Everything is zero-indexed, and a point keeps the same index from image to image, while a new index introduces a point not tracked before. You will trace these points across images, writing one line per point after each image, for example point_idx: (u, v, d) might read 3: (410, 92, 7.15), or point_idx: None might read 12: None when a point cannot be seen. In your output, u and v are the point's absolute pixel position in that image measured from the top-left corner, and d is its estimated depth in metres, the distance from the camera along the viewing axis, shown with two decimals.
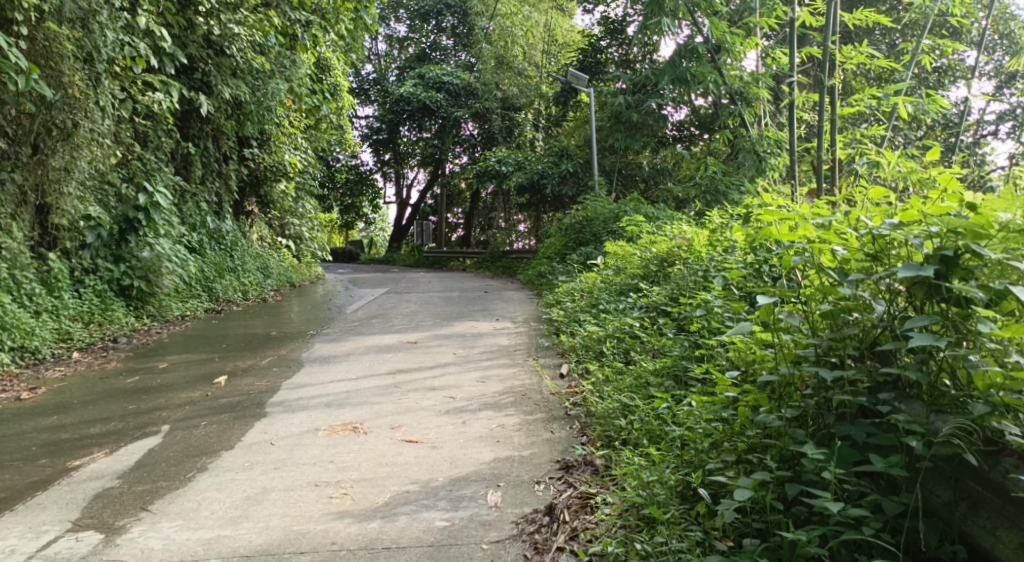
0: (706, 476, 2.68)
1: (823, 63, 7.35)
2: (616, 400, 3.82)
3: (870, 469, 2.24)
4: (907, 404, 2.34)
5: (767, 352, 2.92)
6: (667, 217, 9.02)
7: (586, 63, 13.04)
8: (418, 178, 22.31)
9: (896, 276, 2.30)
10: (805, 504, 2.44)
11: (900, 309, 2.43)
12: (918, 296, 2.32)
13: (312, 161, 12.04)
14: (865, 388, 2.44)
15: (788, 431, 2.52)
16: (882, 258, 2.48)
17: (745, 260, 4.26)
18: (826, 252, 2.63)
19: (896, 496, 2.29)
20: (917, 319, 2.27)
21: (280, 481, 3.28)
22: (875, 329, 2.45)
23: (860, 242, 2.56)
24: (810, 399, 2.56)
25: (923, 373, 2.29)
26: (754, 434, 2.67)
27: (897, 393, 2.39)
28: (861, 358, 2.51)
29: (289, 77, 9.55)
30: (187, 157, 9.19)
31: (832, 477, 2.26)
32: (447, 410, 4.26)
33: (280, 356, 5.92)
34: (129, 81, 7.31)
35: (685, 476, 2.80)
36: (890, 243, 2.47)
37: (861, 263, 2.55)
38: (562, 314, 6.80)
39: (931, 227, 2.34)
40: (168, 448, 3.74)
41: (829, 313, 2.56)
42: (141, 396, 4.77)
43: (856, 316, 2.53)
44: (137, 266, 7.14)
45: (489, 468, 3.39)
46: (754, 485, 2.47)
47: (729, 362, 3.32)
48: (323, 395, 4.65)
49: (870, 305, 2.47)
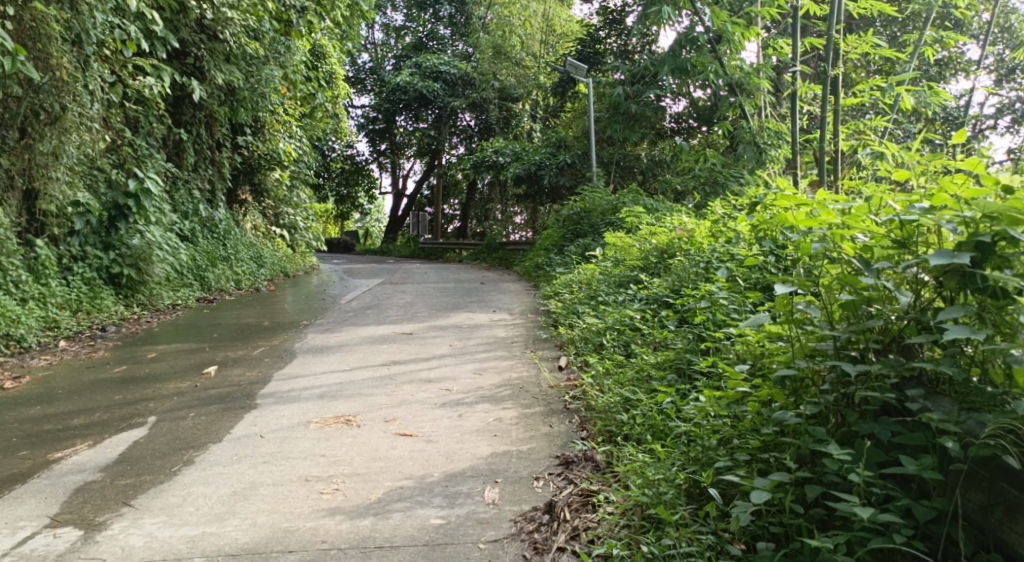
0: (716, 475, 2.57)
1: (827, 53, 7.18)
2: (617, 394, 3.71)
3: (903, 471, 2.14)
4: (935, 400, 2.23)
5: (778, 346, 2.80)
6: (666, 208, 8.90)
7: (585, 53, 12.87)
8: (414, 168, 22.18)
9: (928, 263, 2.20)
10: (826, 506, 2.33)
11: (927, 301, 2.32)
12: (950, 285, 2.22)
13: (307, 150, 11.87)
14: (891, 383, 2.32)
15: (806, 429, 2.41)
16: (909, 245, 2.38)
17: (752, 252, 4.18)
18: (847, 240, 2.52)
19: (927, 500, 2.18)
20: (950, 309, 2.16)
21: (269, 476, 3.16)
22: (901, 321, 2.34)
23: (885, 229, 2.45)
24: (829, 394, 2.45)
25: (958, 368, 2.18)
26: (768, 431, 2.58)
27: (927, 389, 2.27)
28: (883, 351, 2.40)
29: (283, 63, 9.42)
30: (179, 143, 9.03)
31: (860, 480, 2.16)
32: (443, 403, 4.14)
33: (272, 346, 5.80)
34: (119, 65, 7.20)
35: (693, 474, 2.69)
36: (917, 230, 2.37)
37: (885, 250, 2.44)
38: (560, 306, 6.68)
39: (965, 212, 2.23)
40: (153, 440, 3.61)
41: (849, 304, 2.44)
42: (128, 386, 4.65)
43: (877, 308, 2.42)
44: (127, 254, 7.00)
45: (486, 464, 3.28)
46: (771, 486, 2.36)
47: (736, 355, 3.21)
48: (316, 387, 4.53)
49: (894, 296, 2.36)
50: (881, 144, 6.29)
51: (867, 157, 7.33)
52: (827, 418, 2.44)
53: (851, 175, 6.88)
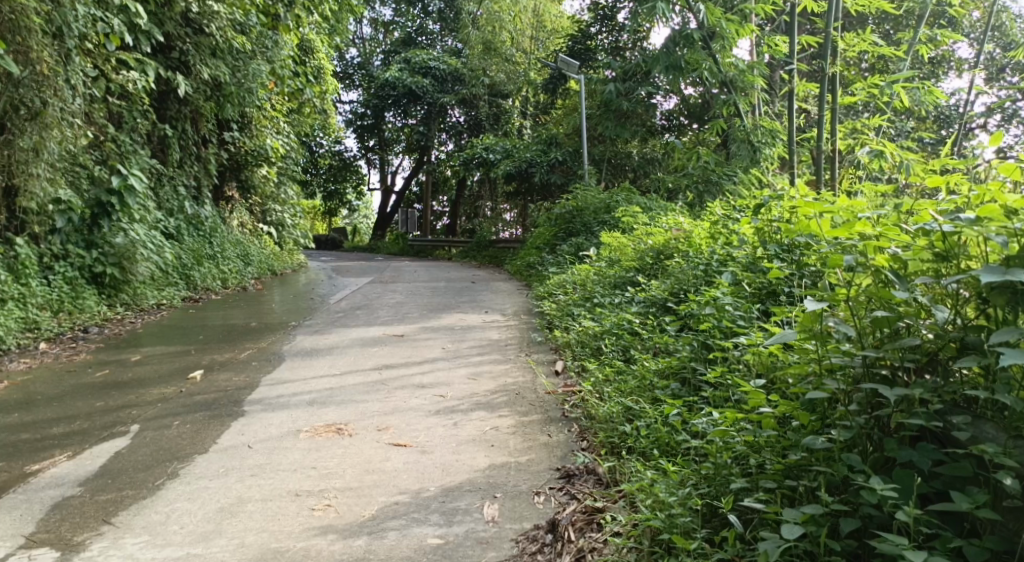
0: (737, 502, 2.45)
1: (824, 49, 7.05)
2: (619, 403, 3.60)
3: (954, 508, 2.03)
4: (980, 426, 2.13)
5: (797, 359, 2.70)
6: (660, 207, 8.81)
7: (576, 49, 12.74)
8: (403, 164, 21.97)
9: (978, 279, 2.08)
10: (861, 540, 2.22)
11: (965, 318, 2.23)
12: (999, 303, 2.10)
13: (295, 147, 11.69)
14: (934, 409, 2.20)
15: (839, 454, 2.32)
16: (951, 258, 2.25)
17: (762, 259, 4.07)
18: (881, 253, 2.40)
19: (977, 540, 2.07)
20: (1004, 330, 2.04)
21: (258, 490, 3.02)
22: (942, 340, 2.23)
23: (921, 240, 2.33)
24: (858, 416, 2.36)
25: (1015, 397, 2.05)
26: (795, 456, 2.47)
27: (973, 415, 2.16)
28: (918, 371, 2.29)
29: (271, 58, 9.34)
30: (164, 139, 8.84)
31: (908, 518, 2.04)
32: (437, 410, 4.01)
33: (260, 349, 5.64)
34: (102, 59, 7.02)
35: (711, 498, 2.57)
36: (959, 242, 2.25)
37: (923, 263, 2.32)
38: (554, 307, 6.55)
39: (1014, 225, 2.12)
40: (136, 452, 3.46)
41: (882, 322, 2.33)
42: (111, 392, 4.48)
43: (909, 324, 2.33)
44: (110, 253, 6.82)
45: (484, 477, 3.15)
46: (803, 518, 2.24)
47: (748, 368, 3.11)
48: (307, 393, 4.39)
49: (930, 311, 2.28)
50: (879, 143, 6.20)
51: (862, 158, 7.24)
52: (860, 444, 2.34)
53: (848, 174, 6.78)
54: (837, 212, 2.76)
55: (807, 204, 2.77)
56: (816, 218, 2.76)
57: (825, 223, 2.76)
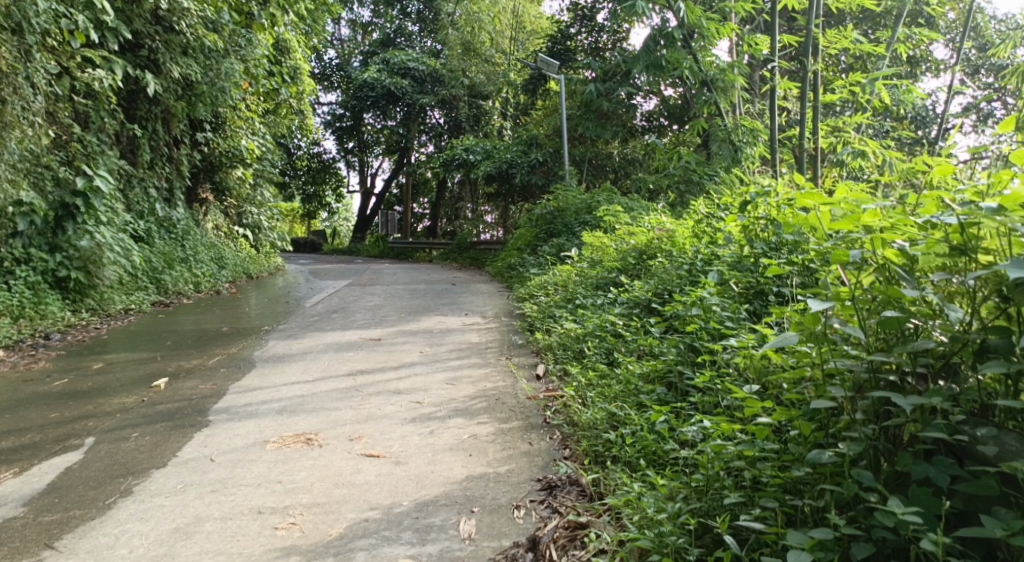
0: (735, 522, 2.29)
1: (805, 46, 6.92)
2: (602, 409, 3.43)
3: (985, 535, 1.88)
4: (1003, 439, 2.00)
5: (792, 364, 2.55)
6: (642, 207, 8.65)
7: (556, 50, 12.57)
8: (383, 166, 21.77)
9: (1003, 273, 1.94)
10: None
11: (980, 317, 2.10)
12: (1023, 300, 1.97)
13: (270, 148, 11.46)
14: (955, 421, 2.06)
15: (846, 470, 2.17)
16: (968, 251, 2.11)
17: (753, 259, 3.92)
18: (889, 246, 2.26)
19: None
20: None
21: (217, 508, 2.82)
22: (956, 342, 2.09)
23: (934, 233, 2.19)
24: (864, 426, 2.23)
25: None
26: (801, 472, 2.32)
27: (994, 426, 2.03)
28: (930, 377, 2.16)
29: (244, 57, 9.12)
30: (134, 139, 8.56)
31: (933, 547, 1.89)
32: (413, 418, 3.81)
33: (229, 355, 5.41)
34: (66, 57, 6.79)
35: (704, 515, 2.42)
36: (979, 234, 2.10)
37: (937, 258, 2.18)
38: (535, 309, 6.37)
39: None
40: (88, 467, 3.24)
41: (892, 323, 2.19)
42: (68, 402, 4.25)
43: (917, 324, 2.20)
44: (74, 256, 6.55)
45: (461, 489, 2.96)
46: (810, 544, 2.08)
47: (740, 375, 2.97)
48: (276, 400, 4.18)
49: (942, 311, 2.14)
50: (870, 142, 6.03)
51: (845, 157, 7.15)
52: (867, 457, 2.20)
53: (830, 172, 6.70)
54: (836, 204, 2.64)
55: (806, 194, 2.64)
56: (815, 210, 2.63)
57: (825, 216, 2.63)
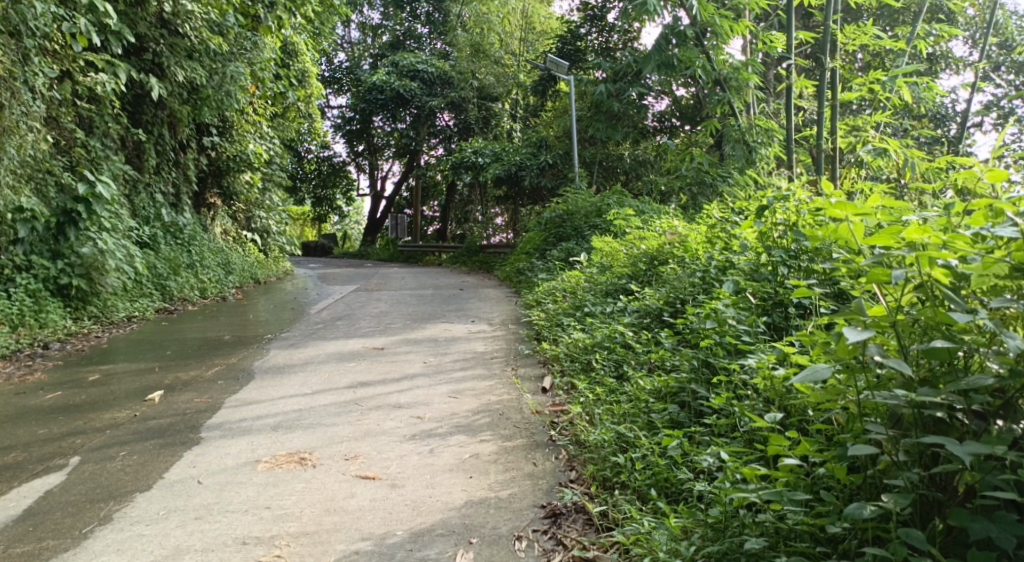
0: None
1: (823, 43, 6.69)
2: (611, 429, 3.24)
3: None
4: None
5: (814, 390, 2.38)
6: (653, 211, 8.45)
7: (565, 50, 12.38)
8: (393, 169, 21.66)
9: None
10: None
11: None
12: None
13: (278, 152, 11.32)
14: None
15: (894, 529, 2.02)
16: None
17: (773, 271, 3.72)
18: (938, 265, 2.10)
19: None
20: None
21: (199, 538, 2.69)
22: (1017, 374, 1.96)
23: (992, 253, 2.05)
24: (908, 470, 2.09)
25: None
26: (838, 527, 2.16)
27: None
28: (988, 415, 2.01)
29: (250, 60, 8.93)
30: (139, 144, 8.41)
31: None
32: (412, 434, 3.63)
33: (228, 366, 5.24)
34: (68, 60, 6.65)
35: (721, 557, 2.29)
36: None
37: (994, 279, 2.04)
38: (543, 317, 6.19)
39: None
40: (68, 491, 3.08)
41: (942, 352, 2.05)
42: (57, 417, 4.08)
43: (968, 351, 2.05)
44: (77, 263, 6.38)
45: (459, 517, 2.80)
46: None
47: (760, 403, 2.82)
48: (272, 415, 4.01)
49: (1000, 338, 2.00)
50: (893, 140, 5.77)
51: (863, 157, 6.93)
52: (915, 507, 2.07)
53: (848, 173, 6.50)
54: (867, 213, 2.46)
55: (838, 204, 2.45)
56: (848, 221, 2.44)
57: (857, 228, 2.45)
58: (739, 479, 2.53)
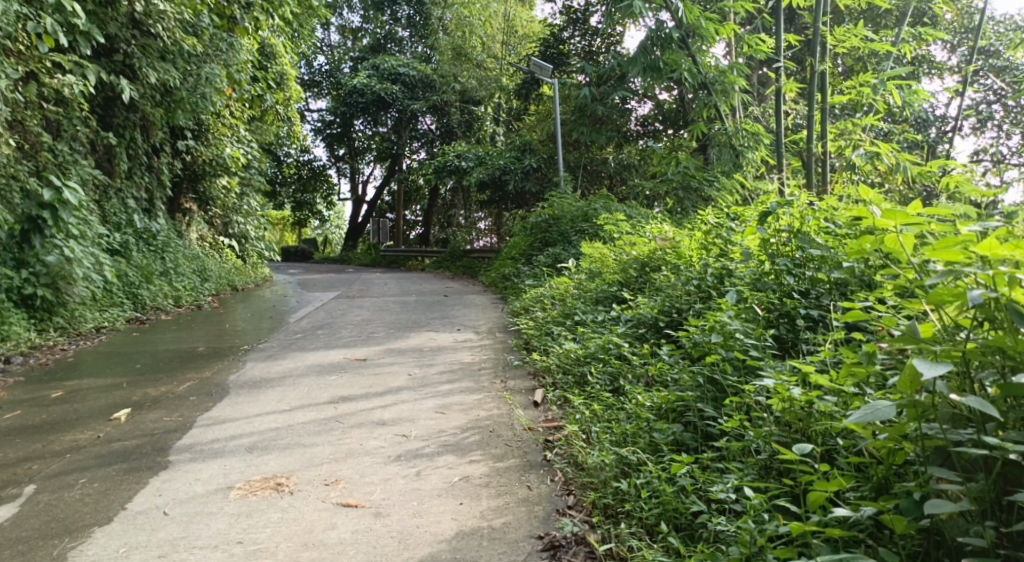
0: None
1: (812, 44, 6.48)
2: (611, 451, 3.03)
3: None
4: None
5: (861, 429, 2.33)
6: (642, 215, 8.25)
7: (549, 54, 12.19)
8: (374, 173, 21.36)
9: None
10: None
11: None
12: None
13: (256, 155, 11.00)
14: None
15: None
16: None
17: (780, 284, 3.55)
18: (1017, 285, 2.01)
19: None
20: None
21: None
22: None
23: None
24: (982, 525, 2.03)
25: None
26: None
27: None
28: None
29: (226, 62, 8.63)
30: (110, 148, 8.13)
31: None
32: (397, 455, 3.39)
33: (202, 380, 4.96)
34: (34, 62, 6.30)
35: None
36: None
37: None
38: (532, 325, 5.96)
39: None
40: (20, 525, 2.83)
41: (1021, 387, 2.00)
42: (14, 439, 3.80)
43: None
44: (42, 273, 6.10)
45: (449, 551, 2.58)
46: None
47: (781, 431, 2.65)
48: (247, 436, 3.75)
49: None
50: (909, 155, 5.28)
51: (855, 160, 6.77)
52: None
53: (840, 178, 6.33)
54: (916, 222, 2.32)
55: (887, 213, 2.29)
56: (899, 231, 2.29)
57: (908, 239, 2.31)
58: (763, 518, 2.39)
